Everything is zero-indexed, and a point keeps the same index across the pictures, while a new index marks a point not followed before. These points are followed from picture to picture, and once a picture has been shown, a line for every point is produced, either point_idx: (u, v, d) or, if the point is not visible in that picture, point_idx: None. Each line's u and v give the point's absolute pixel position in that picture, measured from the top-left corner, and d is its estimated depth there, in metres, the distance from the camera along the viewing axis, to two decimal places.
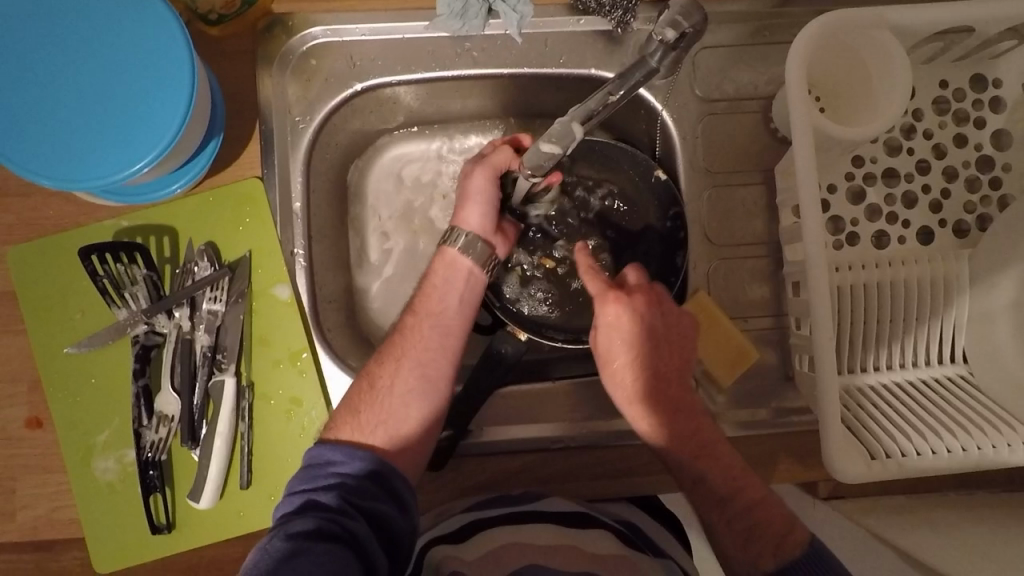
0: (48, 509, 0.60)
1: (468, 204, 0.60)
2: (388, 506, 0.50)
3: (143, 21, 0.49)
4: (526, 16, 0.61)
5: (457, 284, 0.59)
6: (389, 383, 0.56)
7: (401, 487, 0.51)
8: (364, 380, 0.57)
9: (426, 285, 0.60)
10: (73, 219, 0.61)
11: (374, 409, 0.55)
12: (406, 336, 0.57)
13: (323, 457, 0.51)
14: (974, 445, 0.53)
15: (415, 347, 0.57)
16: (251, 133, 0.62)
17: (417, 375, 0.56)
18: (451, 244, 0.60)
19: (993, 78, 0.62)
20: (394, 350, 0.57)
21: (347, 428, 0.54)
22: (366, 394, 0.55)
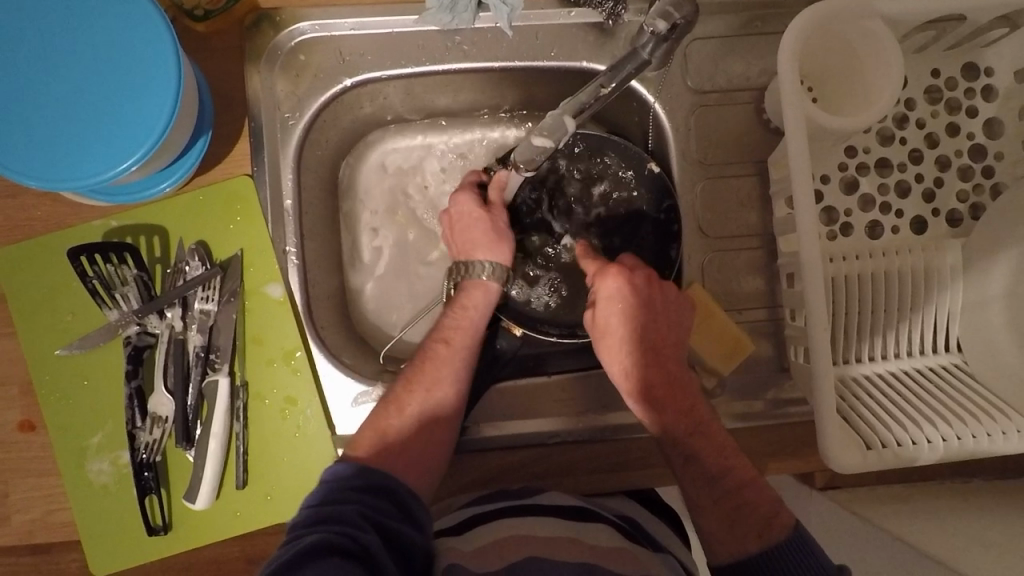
0: (42, 513, 0.60)
1: (498, 241, 0.63)
2: (403, 526, 0.48)
3: (128, 15, 0.48)
4: (516, 8, 0.61)
5: (484, 319, 0.61)
6: (416, 408, 0.56)
7: (418, 510, 0.51)
8: (391, 404, 0.57)
9: (455, 314, 0.60)
10: (61, 220, 0.61)
11: (400, 435, 0.55)
12: (436, 364, 0.58)
13: (331, 473, 0.51)
14: (968, 434, 0.53)
15: (444, 373, 0.58)
16: (241, 130, 0.61)
17: (447, 402, 0.57)
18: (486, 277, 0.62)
19: (985, 67, 0.62)
20: (422, 376, 0.58)
21: (367, 450, 0.54)
22: (393, 418, 0.56)
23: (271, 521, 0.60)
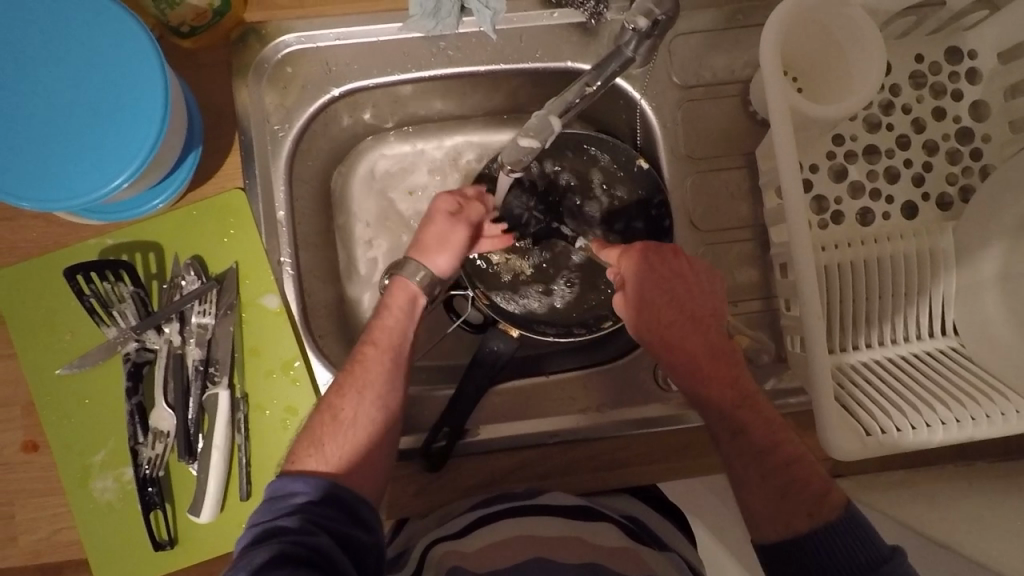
0: (49, 532, 0.60)
1: (446, 250, 0.61)
2: (352, 528, 0.48)
3: (115, 33, 0.48)
4: (499, 12, 0.61)
5: (410, 317, 0.60)
6: (350, 415, 0.54)
7: (365, 511, 0.50)
8: (325, 411, 0.55)
9: (379, 316, 0.59)
10: (56, 241, 0.61)
11: (338, 441, 0.53)
12: (364, 366, 0.57)
13: (283, 489, 0.49)
14: (967, 416, 0.53)
15: (374, 377, 0.56)
16: (232, 144, 0.62)
17: (383, 401, 0.56)
18: (418, 282, 0.60)
19: (968, 50, 0.63)
20: (353, 382, 0.56)
21: (311, 460, 0.52)
22: (330, 425, 0.54)
23: None
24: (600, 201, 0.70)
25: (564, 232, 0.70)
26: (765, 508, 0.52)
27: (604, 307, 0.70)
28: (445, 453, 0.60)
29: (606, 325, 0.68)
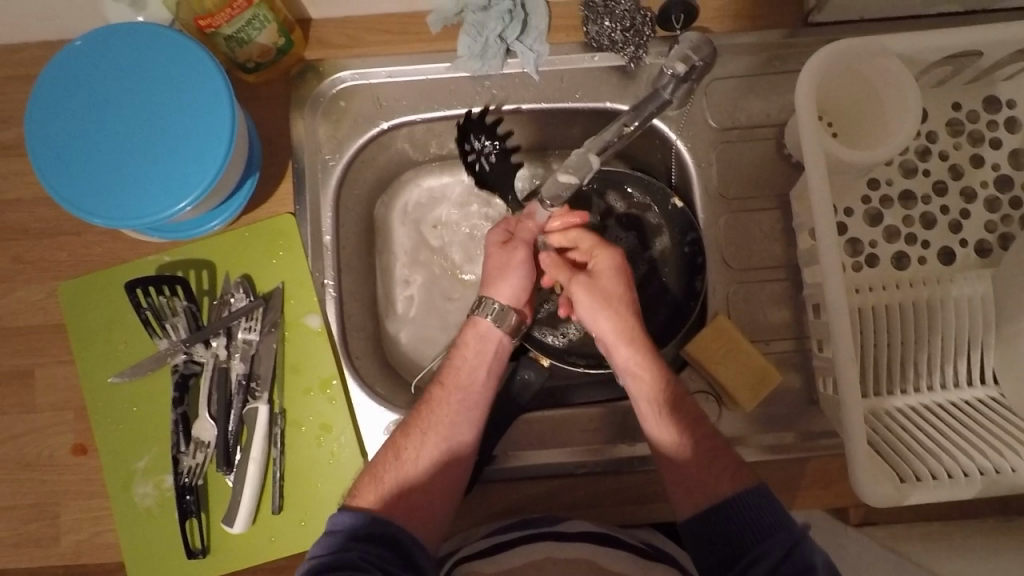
0: (89, 534, 0.63)
1: (506, 276, 0.61)
2: (401, 569, 0.50)
3: (191, 70, 0.53)
4: (543, 54, 0.65)
5: (484, 357, 0.60)
6: (413, 454, 0.57)
7: (419, 556, 0.52)
8: (390, 448, 0.57)
9: (455, 355, 0.61)
10: (119, 256, 0.65)
11: (397, 482, 0.55)
12: (433, 407, 0.58)
13: (338, 525, 0.52)
14: (1007, 466, 0.51)
15: (441, 419, 0.58)
16: (286, 171, 0.66)
17: (448, 446, 0.57)
18: (484, 315, 0.61)
19: (1006, 100, 0.63)
20: (420, 423, 0.58)
21: (367, 496, 0.54)
22: (391, 463, 0.56)
23: (305, 546, 0.61)
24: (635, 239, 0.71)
25: None
26: (695, 479, 0.53)
27: None
28: (473, 476, 0.61)
29: None
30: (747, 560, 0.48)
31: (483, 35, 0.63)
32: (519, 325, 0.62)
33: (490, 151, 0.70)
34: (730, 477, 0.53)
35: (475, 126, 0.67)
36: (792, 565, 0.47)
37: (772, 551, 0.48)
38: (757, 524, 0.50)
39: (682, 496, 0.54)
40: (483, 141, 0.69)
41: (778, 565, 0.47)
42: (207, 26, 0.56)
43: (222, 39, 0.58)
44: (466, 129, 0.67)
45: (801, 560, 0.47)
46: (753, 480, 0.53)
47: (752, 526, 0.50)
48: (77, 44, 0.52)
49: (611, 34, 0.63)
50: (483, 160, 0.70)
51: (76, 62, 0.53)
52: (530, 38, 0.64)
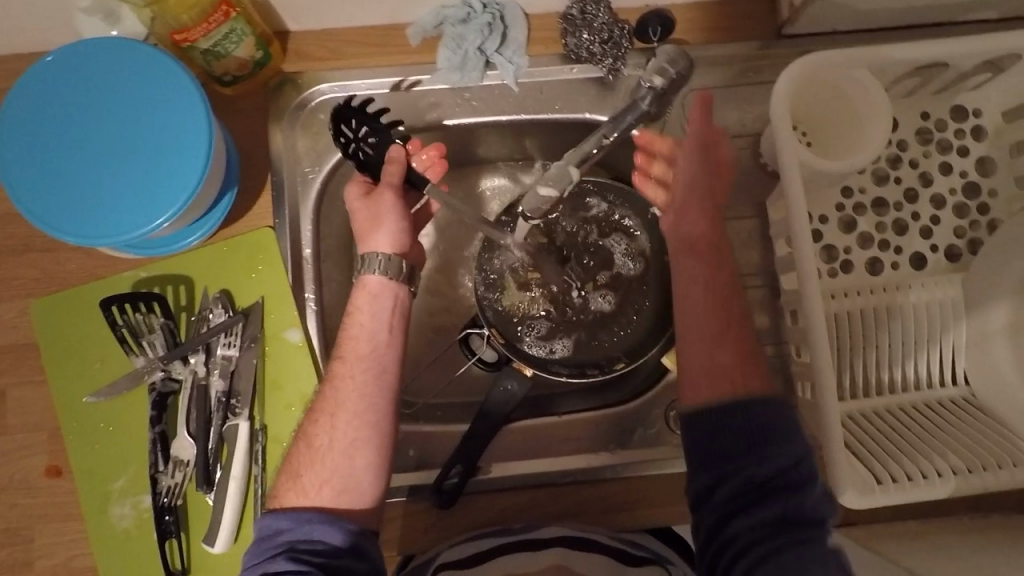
0: (64, 558, 0.61)
1: (379, 224, 0.58)
2: (343, 559, 0.50)
3: (166, 85, 0.52)
4: (522, 67, 0.65)
5: (384, 315, 0.57)
6: (325, 439, 0.54)
7: (354, 538, 0.51)
8: (302, 439, 0.55)
9: (348, 324, 0.57)
10: (93, 273, 0.64)
11: (316, 469, 0.53)
12: (337, 385, 0.55)
13: (271, 527, 0.51)
14: (979, 466, 0.53)
15: (349, 395, 0.54)
16: (264, 184, 0.65)
17: (360, 418, 0.54)
18: (371, 269, 0.58)
19: (973, 109, 0.65)
20: (327, 405, 0.55)
21: (290, 494, 0.53)
22: (305, 453, 0.54)
23: None
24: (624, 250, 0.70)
25: (585, 278, 0.70)
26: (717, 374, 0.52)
27: (618, 348, 0.68)
28: (456, 490, 0.60)
29: (620, 365, 0.66)
30: (749, 459, 0.48)
31: (462, 48, 0.64)
32: (412, 272, 0.60)
33: (366, 132, 0.58)
34: (759, 378, 0.52)
35: (346, 113, 0.58)
36: (795, 474, 0.47)
37: (783, 460, 0.47)
38: (774, 427, 0.48)
39: (699, 382, 0.52)
40: (358, 126, 0.59)
41: (784, 471, 0.47)
42: (182, 40, 0.56)
43: (198, 53, 0.58)
44: (340, 118, 0.58)
45: (806, 471, 0.47)
46: (778, 389, 0.52)
47: (768, 432, 0.48)
48: (49, 60, 0.52)
49: (589, 46, 0.64)
50: (359, 146, 0.58)
51: (47, 78, 0.52)
52: (509, 50, 0.65)
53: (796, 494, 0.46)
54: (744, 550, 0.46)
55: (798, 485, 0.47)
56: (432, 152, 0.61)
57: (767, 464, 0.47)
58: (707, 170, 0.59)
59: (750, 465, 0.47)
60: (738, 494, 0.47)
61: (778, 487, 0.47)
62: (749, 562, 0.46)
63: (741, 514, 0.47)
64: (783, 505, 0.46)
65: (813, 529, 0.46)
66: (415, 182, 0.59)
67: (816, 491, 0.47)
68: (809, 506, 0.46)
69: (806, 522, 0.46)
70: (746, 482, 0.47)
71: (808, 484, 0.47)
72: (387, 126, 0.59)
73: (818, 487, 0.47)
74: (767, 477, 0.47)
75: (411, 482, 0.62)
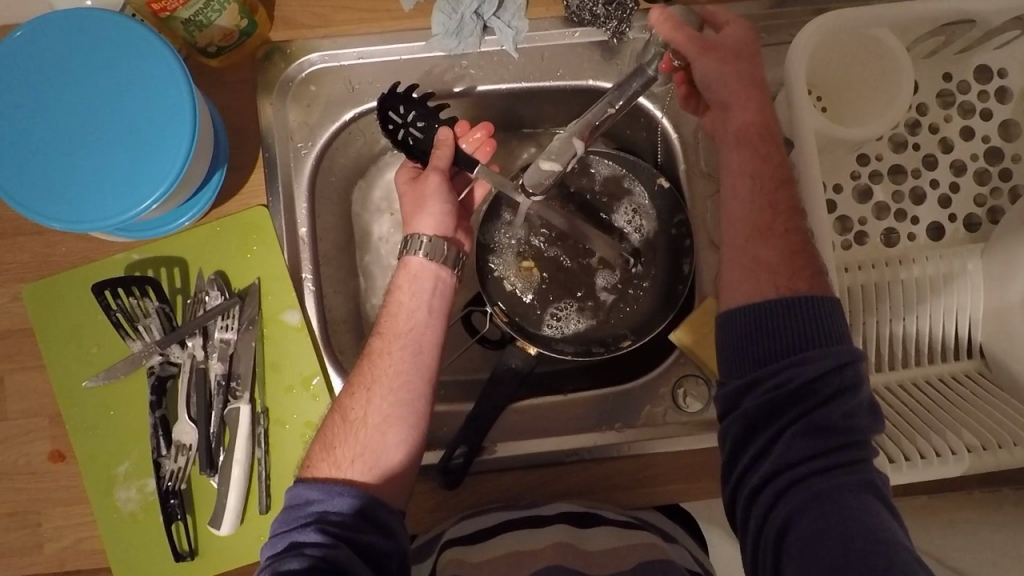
0: (72, 541, 0.62)
1: (423, 207, 0.58)
2: (371, 535, 0.48)
3: (146, 57, 0.50)
4: (521, 31, 0.62)
5: (423, 293, 0.57)
6: (360, 414, 0.53)
7: (384, 512, 0.50)
8: (336, 412, 0.54)
9: (390, 301, 0.57)
10: (85, 255, 0.63)
11: (349, 442, 0.52)
12: (374, 360, 0.55)
13: (301, 497, 0.50)
14: (994, 443, 0.52)
15: (386, 370, 0.54)
16: (255, 160, 0.63)
17: (397, 395, 0.54)
18: (414, 252, 0.57)
19: (997, 69, 0.61)
20: (363, 381, 0.54)
21: (322, 465, 0.52)
22: (340, 427, 0.53)
23: None
24: (635, 220, 0.68)
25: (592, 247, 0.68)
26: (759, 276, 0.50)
27: (623, 325, 0.67)
28: (463, 470, 0.59)
29: (626, 343, 0.65)
30: (788, 362, 0.46)
31: (458, 12, 0.60)
32: (456, 256, 0.59)
33: (416, 117, 0.58)
34: (809, 278, 0.49)
35: (394, 99, 0.58)
36: (834, 380, 0.45)
37: (827, 362, 0.46)
38: (814, 326, 0.47)
39: (739, 284, 0.51)
40: (405, 112, 0.58)
41: (825, 372, 0.46)
42: (161, 10, 0.52)
43: (179, 23, 0.54)
44: (387, 106, 0.58)
45: (850, 375, 0.46)
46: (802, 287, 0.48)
47: (809, 327, 0.47)
48: (18, 35, 0.49)
49: (593, 8, 0.60)
50: (409, 132, 0.58)
51: (21, 55, 0.49)
52: (507, 14, 0.61)
53: (837, 401, 0.45)
54: (777, 463, 0.45)
55: (837, 391, 0.45)
56: (478, 134, 0.59)
57: (806, 366, 0.46)
58: (725, 58, 0.54)
59: (789, 366, 0.46)
60: (774, 396, 0.46)
61: (817, 395, 0.45)
62: (781, 475, 0.45)
63: (775, 422, 0.46)
64: (821, 412, 0.45)
65: (853, 442, 0.44)
66: (462, 164, 0.58)
67: (860, 397, 0.46)
68: (849, 416, 0.45)
69: (845, 435, 0.44)
70: (783, 387, 0.46)
71: (851, 390, 0.45)
72: (432, 108, 0.59)
73: (862, 395, 0.46)
74: (805, 380, 0.45)
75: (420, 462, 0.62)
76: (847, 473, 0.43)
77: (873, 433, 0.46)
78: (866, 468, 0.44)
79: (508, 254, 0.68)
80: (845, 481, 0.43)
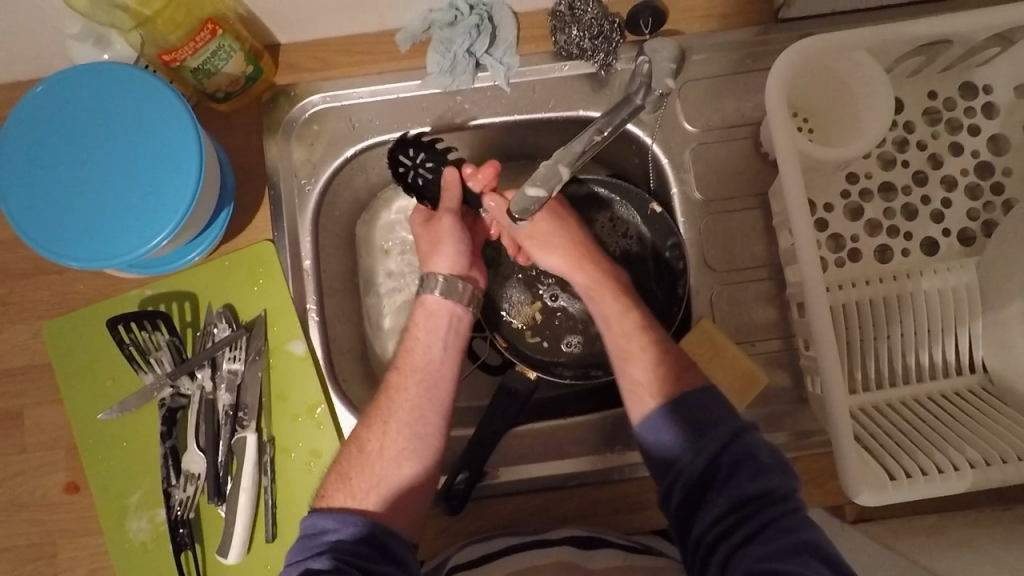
0: (86, 571, 0.63)
1: (439, 248, 0.60)
2: (382, 564, 0.49)
3: (153, 103, 0.53)
4: (513, 66, 0.64)
5: (438, 330, 0.59)
6: (378, 446, 0.54)
7: (391, 540, 0.50)
8: (352, 444, 0.55)
9: (407, 337, 0.59)
10: (102, 292, 0.65)
11: (366, 475, 0.53)
12: (392, 395, 0.56)
13: (316, 526, 0.51)
14: (997, 457, 0.51)
15: (402, 405, 0.56)
16: (262, 199, 0.66)
17: (414, 434, 0.55)
18: (431, 291, 0.60)
19: (982, 85, 0.62)
20: (381, 413, 0.56)
21: (338, 496, 0.53)
22: (356, 458, 0.54)
23: None
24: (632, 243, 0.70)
25: None
26: (642, 373, 0.54)
27: None
28: (465, 495, 0.60)
29: None
30: (691, 450, 0.49)
31: (451, 51, 0.63)
32: (472, 294, 0.61)
33: (424, 160, 0.62)
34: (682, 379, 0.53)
35: (403, 144, 0.62)
36: (725, 458, 0.48)
37: (712, 443, 0.48)
38: (701, 417, 0.50)
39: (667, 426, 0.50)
40: (416, 154, 0.62)
41: (716, 455, 0.48)
42: (171, 60, 0.56)
43: (188, 72, 0.58)
44: (397, 151, 0.62)
45: (745, 447, 0.48)
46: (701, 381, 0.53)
47: (692, 424, 0.50)
48: (39, 90, 0.53)
49: (580, 42, 0.62)
50: (419, 173, 0.62)
51: (40, 108, 0.53)
52: (499, 50, 0.64)
53: (739, 472, 0.47)
54: (710, 547, 0.47)
55: (733, 467, 0.48)
56: (488, 169, 0.60)
57: (698, 454, 0.48)
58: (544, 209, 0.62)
59: (685, 458, 0.49)
60: (688, 498, 0.49)
61: (719, 475, 0.48)
62: (717, 558, 0.46)
63: (697, 512, 0.48)
64: (732, 490, 0.47)
65: (772, 506, 0.46)
66: (470, 202, 0.62)
67: (761, 460, 0.48)
68: (756, 480, 0.47)
69: (760, 499, 0.46)
70: (690, 475, 0.48)
71: (745, 459, 0.48)
72: (443, 153, 0.62)
73: (762, 459, 0.48)
74: (702, 471, 0.48)
75: None
76: (771, 537, 0.45)
77: (788, 488, 0.47)
78: (797, 533, 0.45)
79: (515, 291, 0.69)
80: (776, 548, 0.44)
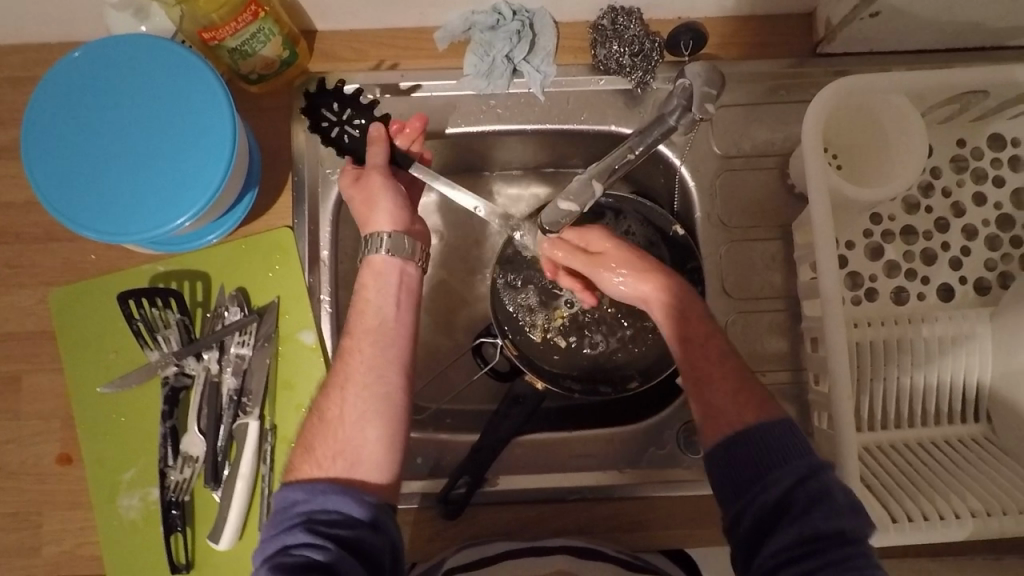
0: (71, 545, 0.62)
1: (375, 206, 0.57)
2: (359, 530, 0.46)
3: (190, 81, 0.52)
4: (549, 75, 0.64)
5: (389, 292, 0.56)
6: (337, 412, 0.52)
7: (369, 507, 0.48)
8: (314, 413, 0.53)
9: (356, 300, 0.56)
10: (113, 264, 0.65)
11: (329, 442, 0.50)
12: (347, 358, 0.53)
13: (287, 499, 0.48)
14: (1000, 510, 0.51)
15: (358, 367, 0.53)
16: (284, 183, 0.65)
17: (373, 397, 0.52)
18: (374, 250, 0.56)
19: (1011, 138, 0.63)
20: (338, 380, 0.53)
21: (304, 466, 0.50)
22: (318, 427, 0.52)
23: None
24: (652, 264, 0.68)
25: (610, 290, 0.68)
26: (724, 406, 0.50)
27: (630, 367, 0.68)
28: (465, 500, 0.60)
29: (633, 386, 0.66)
30: (759, 485, 0.46)
31: (490, 55, 0.63)
32: (417, 247, 0.57)
33: (349, 114, 0.59)
34: (754, 410, 0.49)
35: (324, 95, 0.59)
36: (800, 494, 0.44)
37: (784, 479, 0.45)
38: (770, 453, 0.46)
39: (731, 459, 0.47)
40: (338, 108, 0.59)
41: (791, 489, 0.45)
42: (210, 38, 0.56)
43: (226, 51, 0.58)
44: (319, 103, 0.59)
45: (818, 484, 0.45)
46: (780, 413, 0.49)
47: (756, 465, 0.46)
48: (76, 55, 0.52)
49: (619, 58, 0.63)
50: (344, 127, 0.59)
51: (74, 73, 0.52)
52: (537, 59, 0.64)
53: (814, 508, 0.44)
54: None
55: (809, 503, 0.44)
56: (414, 124, 0.60)
57: (772, 488, 0.45)
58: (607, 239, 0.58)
59: (756, 492, 0.45)
60: (757, 526, 0.45)
61: (794, 509, 0.44)
62: None
63: (765, 540, 0.44)
64: (804, 524, 0.43)
65: (848, 544, 0.43)
66: (399, 161, 0.60)
67: (838, 499, 0.44)
68: (833, 519, 0.43)
69: (835, 538, 0.43)
70: (764, 506, 0.45)
71: (823, 496, 0.44)
72: (370, 105, 0.60)
73: (839, 498, 0.44)
74: (776, 501, 0.45)
75: (420, 489, 0.62)
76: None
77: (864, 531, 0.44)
78: (868, 572, 0.42)
79: (532, 301, 0.69)
80: None
